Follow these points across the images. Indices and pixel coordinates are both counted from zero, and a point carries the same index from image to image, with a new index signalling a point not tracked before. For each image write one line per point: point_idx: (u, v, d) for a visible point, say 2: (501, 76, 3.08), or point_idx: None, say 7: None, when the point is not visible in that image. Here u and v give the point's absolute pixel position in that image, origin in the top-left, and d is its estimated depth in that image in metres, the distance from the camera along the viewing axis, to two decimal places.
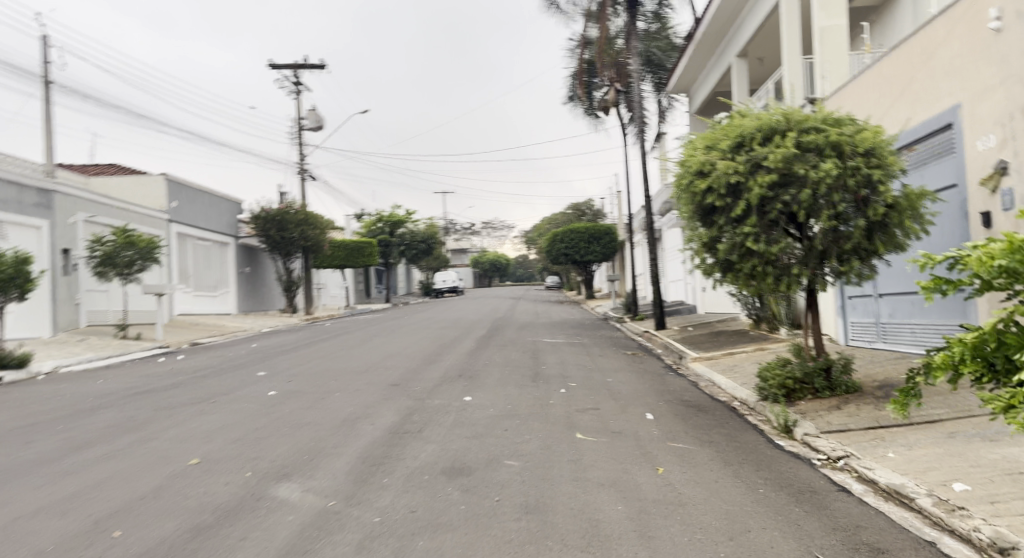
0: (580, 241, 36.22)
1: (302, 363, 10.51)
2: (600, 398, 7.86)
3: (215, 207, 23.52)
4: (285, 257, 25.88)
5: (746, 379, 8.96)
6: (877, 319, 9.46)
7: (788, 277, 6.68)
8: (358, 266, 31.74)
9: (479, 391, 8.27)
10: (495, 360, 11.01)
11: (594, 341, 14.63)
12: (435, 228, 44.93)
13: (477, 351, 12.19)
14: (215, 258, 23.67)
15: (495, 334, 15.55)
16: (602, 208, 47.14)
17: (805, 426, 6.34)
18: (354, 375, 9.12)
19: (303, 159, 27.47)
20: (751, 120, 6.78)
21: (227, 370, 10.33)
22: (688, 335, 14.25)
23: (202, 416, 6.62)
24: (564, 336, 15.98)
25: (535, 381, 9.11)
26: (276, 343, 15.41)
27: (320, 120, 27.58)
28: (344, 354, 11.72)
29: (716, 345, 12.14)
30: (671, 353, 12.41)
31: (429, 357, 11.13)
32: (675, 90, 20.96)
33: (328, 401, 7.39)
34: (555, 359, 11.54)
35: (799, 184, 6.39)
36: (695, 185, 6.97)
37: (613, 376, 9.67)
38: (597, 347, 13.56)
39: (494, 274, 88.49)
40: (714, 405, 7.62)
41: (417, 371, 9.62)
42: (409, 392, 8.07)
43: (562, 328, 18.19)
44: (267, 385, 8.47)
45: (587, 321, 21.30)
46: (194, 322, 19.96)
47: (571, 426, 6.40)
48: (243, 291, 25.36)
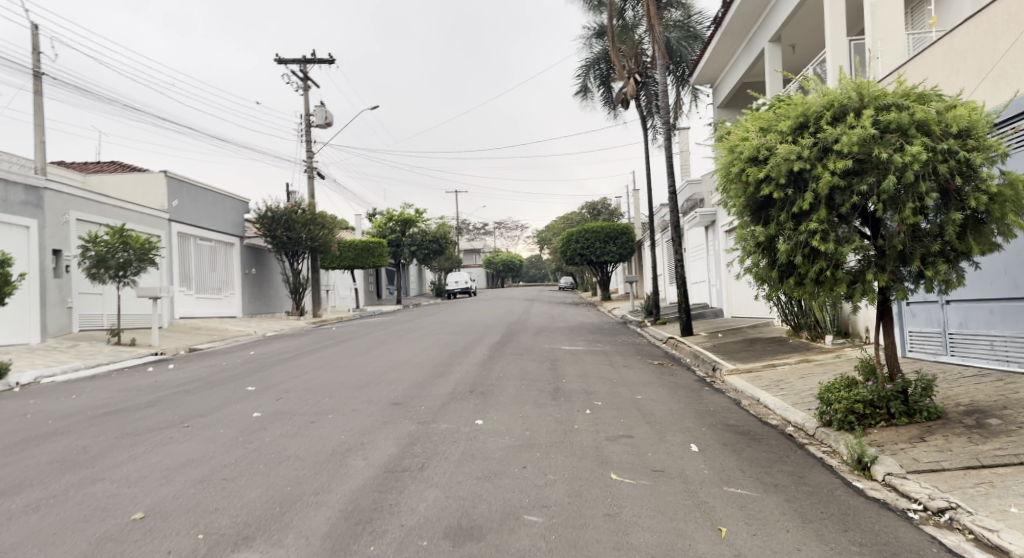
0: (596, 241, 35.10)
1: (297, 375, 9.52)
2: (632, 422, 6.78)
3: (219, 206, 22.71)
4: (291, 258, 25.10)
5: (797, 397, 7.87)
6: (943, 328, 8.32)
7: (862, 284, 5.60)
8: (367, 266, 30.83)
9: (492, 412, 7.22)
10: (510, 372, 9.96)
11: (617, 349, 13.51)
12: (447, 228, 43.97)
13: (491, 361, 11.13)
14: (219, 259, 22.86)
15: (510, 341, 14.48)
16: (618, 207, 45.96)
17: (886, 463, 5.23)
18: (352, 392, 8.10)
19: (310, 157, 26.61)
20: (816, 97, 5.75)
21: (215, 382, 9.36)
22: (718, 342, 13.15)
23: (168, 446, 5.64)
24: (584, 343, 14.91)
25: (556, 399, 8.07)
26: (276, 349, 14.45)
27: (329, 116, 26.69)
28: (345, 364, 10.73)
29: (754, 355, 11.00)
30: (703, 363, 11.33)
31: (437, 368, 10.10)
32: (700, 80, 19.82)
33: (319, 425, 6.39)
34: (576, 369, 10.46)
35: (877, 171, 5.32)
36: (748, 174, 5.95)
37: (643, 393, 8.58)
38: (621, 355, 12.46)
39: (507, 275, 87.47)
40: (767, 432, 6.55)
41: (423, 386, 8.60)
42: (413, 413, 7.05)
43: (581, 333, 17.08)
44: (254, 403, 7.49)
45: (606, 325, 20.18)
46: (195, 327, 19.14)
47: (603, 462, 5.35)
48: (248, 293, 24.54)
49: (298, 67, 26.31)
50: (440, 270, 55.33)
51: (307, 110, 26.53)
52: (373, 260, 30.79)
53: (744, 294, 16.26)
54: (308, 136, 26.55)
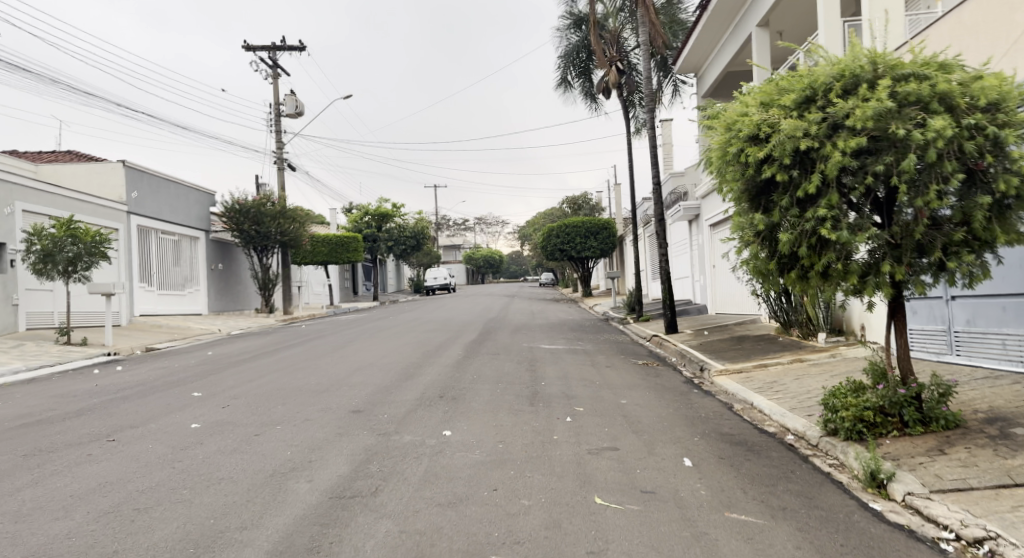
0: (577, 236, 34.52)
1: (253, 379, 8.72)
2: (617, 431, 6.11)
3: (183, 198, 21.69)
4: (261, 253, 24.17)
5: (794, 401, 7.28)
6: (948, 327, 7.78)
7: (876, 278, 4.96)
8: (342, 262, 29.92)
9: (463, 420, 6.51)
10: (485, 374, 9.24)
11: (599, 348, 12.86)
12: (424, 223, 43.10)
13: (466, 362, 10.41)
14: (183, 254, 21.86)
15: (487, 339, 13.77)
16: (598, 202, 45.44)
17: (906, 481, 4.61)
18: (310, 398, 7.34)
19: (281, 148, 25.64)
20: (824, 66, 5.10)
21: (160, 387, 8.52)
22: (704, 340, 12.58)
23: (81, 465, 4.87)
24: (564, 340, 14.28)
25: (534, 404, 7.40)
26: (239, 349, 13.59)
27: (299, 105, 25.71)
28: (307, 365, 9.95)
29: (743, 355, 10.40)
30: (690, 363, 10.73)
31: (407, 370, 9.36)
32: (683, 70, 19.23)
33: (265, 438, 5.64)
34: (556, 371, 9.78)
35: (896, 150, 4.68)
36: (748, 154, 5.29)
37: (628, 397, 7.93)
38: (603, 355, 11.80)
39: (487, 271, 86.77)
40: (766, 443, 5.92)
41: (389, 391, 7.87)
42: (374, 423, 6.32)
43: (561, 330, 16.41)
44: (197, 412, 6.70)
45: (587, 322, 19.57)
46: (156, 325, 18.17)
47: (586, 481, 4.68)
48: (215, 289, 23.56)
49: (267, 54, 25.31)
50: (418, 266, 54.41)
51: (277, 99, 25.55)
52: (347, 255, 29.88)
53: (729, 289, 15.73)
54: (278, 126, 25.57)
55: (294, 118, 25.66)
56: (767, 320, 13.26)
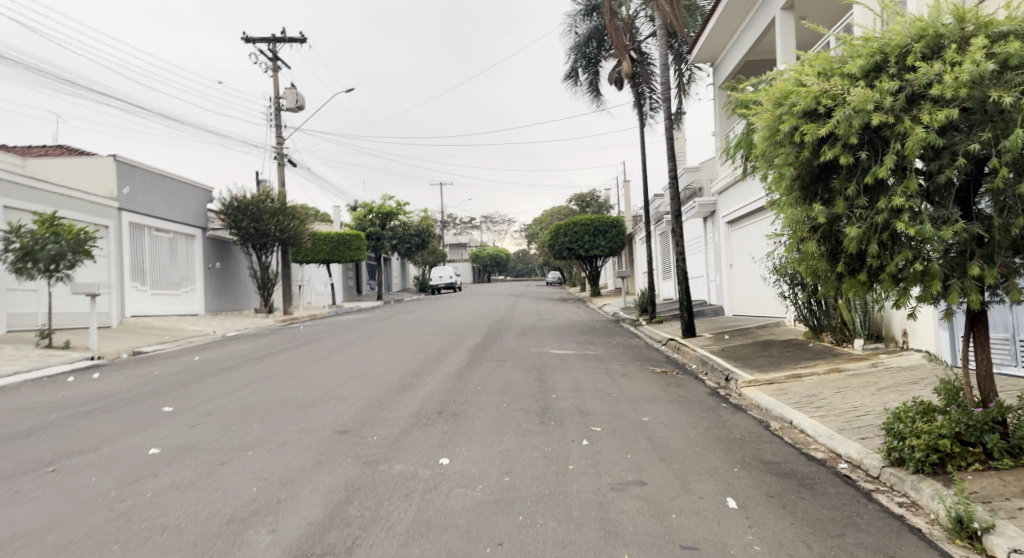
0: (585, 235, 33.63)
1: (234, 391, 7.93)
2: (643, 461, 5.22)
3: (179, 195, 20.96)
4: (260, 251, 23.41)
5: (841, 420, 6.40)
6: (1012, 335, 6.90)
7: (962, 281, 4.07)
8: (344, 260, 29.13)
9: (464, 444, 5.67)
10: (490, 385, 8.38)
11: (612, 353, 11.97)
12: (430, 221, 42.30)
13: (470, 370, 9.56)
14: (179, 252, 21.15)
15: (493, 343, 12.91)
16: (607, 200, 44.51)
17: (1008, 534, 3.70)
18: (292, 416, 6.52)
19: (281, 143, 24.88)
20: (900, 25, 4.24)
21: (131, 400, 7.71)
22: (727, 345, 11.70)
23: (3, 507, 4.05)
24: (574, 344, 13.41)
25: (545, 422, 6.54)
26: (230, 353, 12.82)
27: (300, 99, 24.94)
28: (298, 374, 9.15)
29: (772, 363, 9.49)
30: (713, 371, 9.85)
31: (404, 381, 8.52)
32: (699, 59, 18.31)
33: (230, 470, 4.80)
34: (568, 381, 8.92)
35: (993, 125, 3.81)
36: (804, 132, 4.47)
37: (650, 413, 7.05)
38: (617, 362, 10.92)
39: (493, 270, 85.98)
40: (818, 475, 5.04)
41: (382, 406, 7.03)
42: (361, 448, 5.48)
43: (571, 334, 15.53)
44: (163, 433, 5.90)
45: (598, 324, 18.71)
46: (147, 327, 17.42)
47: (610, 532, 3.81)
48: (213, 289, 22.82)
49: (267, 46, 24.54)
50: (424, 265, 53.65)
51: (277, 92, 24.79)
52: (350, 254, 29.11)
53: (751, 290, 14.83)
54: (278, 121, 24.80)
55: (295, 112, 24.90)
56: (793, 323, 12.36)
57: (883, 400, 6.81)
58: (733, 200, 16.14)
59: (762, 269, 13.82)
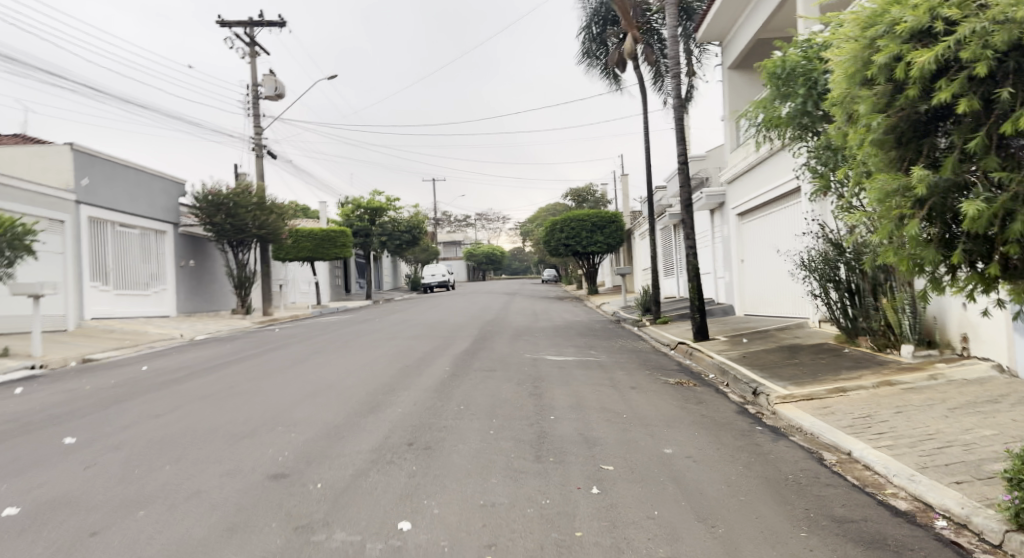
0: (582, 230, 32.31)
1: (166, 413, 6.52)
2: (673, 522, 3.83)
3: (146, 187, 19.48)
4: (237, 248, 21.97)
5: (917, 454, 5.03)
6: None
7: None
8: (329, 258, 27.70)
9: (435, 494, 4.28)
10: (476, 403, 6.98)
11: (616, 360, 10.60)
12: (421, 218, 40.91)
13: (454, 383, 8.16)
14: (147, 248, 19.69)
15: (483, 349, 11.51)
16: (604, 195, 43.18)
17: None
18: (220, 452, 5.11)
19: (259, 134, 23.45)
20: None
21: (35, 425, 6.28)
22: (747, 350, 10.35)
23: None
24: (574, 349, 12.03)
25: (542, 456, 5.16)
26: (188, 360, 11.40)
27: (279, 87, 23.48)
28: (251, 390, 7.75)
29: (806, 374, 8.12)
30: (737, 382, 8.48)
31: (374, 399, 7.12)
32: (707, 38, 16.92)
33: (98, 547, 3.39)
34: (569, 396, 7.53)
35: None
36: (910, 61, 3.15)
37: (672, 442, 5.66)
38: (624, 371, 9.54)
39: (488, 268, 84.59)
40: (917, 542, 3.67)
41: (340, 435, 5.63)
42: (296, 503, 4.08)
43: (569, 336, 14.14)
44: (41, 479, 4.48)
45: (599, 325, 17.33)
46: (108, 330, 15.96)
47: None
48: (185, 288, 21.37)
49: (243, 30, 23.07)
50: (415, 263, 52.28)
51: (255, 80, 23.36)
52: (335, 251, 27.67)
53: (771, 288, 13.51)
54: (256, 110, 23.36)
55: (274, 101, 23.45)
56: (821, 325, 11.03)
57: (964, 425, 5.44)
58: (750, 189, 14.83)
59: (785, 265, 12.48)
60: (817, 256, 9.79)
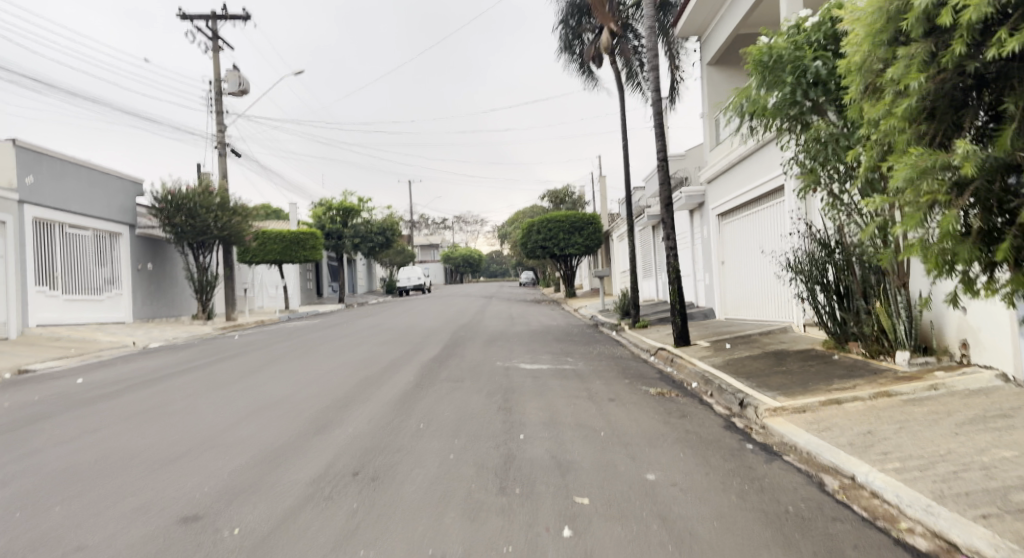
0: (560, 232, 31.76)
1: (81, 435, 5.70)
2: None
3: (100, 186, 18.42)
4: (198, 250, 20.97)
5: (932, 479, 4.43)
6: None
7: None
8: (298, 261, 26.74)
9: (375, 540, 3.57)
10: (438, 420, 6.26)
11: (593, 368, 9.95)
12: (395, 219, 40.05)
13: (416, 396, 7.42)
14: (101, 251, 18.62)
15: (452, 356, 10.78)
16: (581, 196, 42.69)
17: None
18: (126, 486, 4.32)
19: (222, 131, 22.50)
20: None
21: None
22: (731, 357, 9.78)
23: None
24: (549, 355, 11.36)
25: (507, 485, 4.48)
26: (133, 369, 10.50)
27: (244, 83, 22.55)
28: (188, 406, 6.94)
29: (796, 384, 7.53)
30: (724, 392, 7.87)
31: (324, 416, 6.36)
32: (686, 33, 16.41)
33: None
34: (542, 411, 6.85)
35: None
36: (959, 10, 2.61)
37: (655, 465, 5.00)
38: (601, 380, 8.89)
39: (466, 271, 83.74)
40: None
41: (274, 462, 4.87)
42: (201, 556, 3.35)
43: (544, 342, 13.46)
44: None
45: (576, 329, 16.70)
46: (53, 337, 14.93)
47: None
48: (143, 293, 20.31)
49: (206, 24, 22.10)
50: (390, 266, 51.34)
51: (218, 75, 22.42)
52: (304, 253, 26.74)
53: (756, 291, 13.00)
54: (218, 107, 22.40)
55: (238, 97, 22.51)
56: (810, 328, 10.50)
57: (978, 445, 4.86)
58: (732, 187, 14.31)
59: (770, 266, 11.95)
60: (804, 257, 9.26)
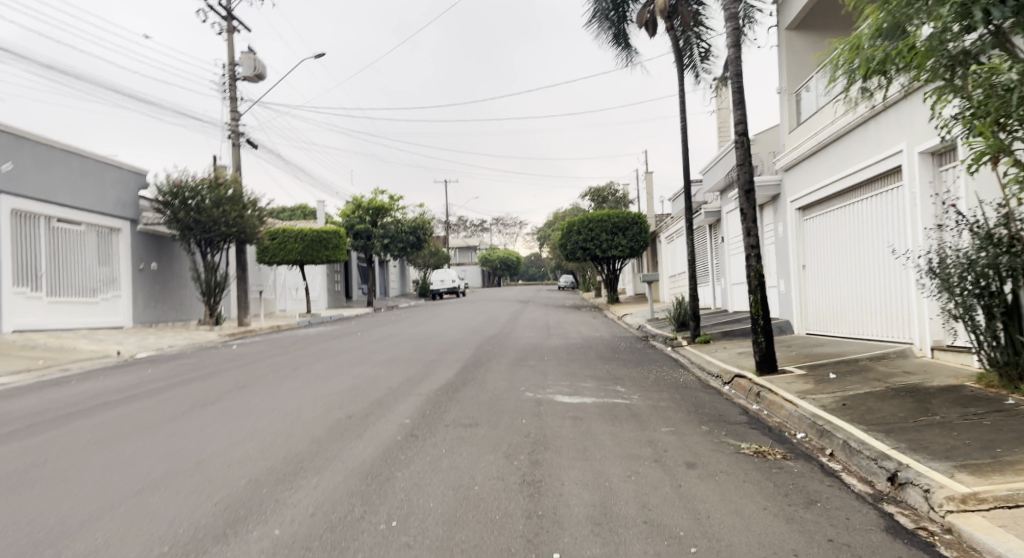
0: (602, 232, 29.28)
1: None
2: None
3: (94, 177, 16.72)
4: (206, 248, 19.20)
5: None
6: None
7: None
8: (319, 262, 24.86)
9: None
10: (421, 513, 3.91)
11: (653, 405, 7.48)
12: (428, 219, 37.99)
13: (404, 456, 5.10)
14: (95, 249, 16.93)
15: (470, 383, 8.42)
16: (625, 193, 39.92)
17: None
18: None
19: (236, 119, 20.73)
20: None
21: None
22: (845, 394, 7.19)
23: None
24: (595, 382, 8.90)
25: None
26: (72, 392, 8.42)
27: (259, 67, 20.74)
28: (69, 467, 4.74)
29: (978, 451, 4.93)
30: (857, 455, 5.35)
31: (248, 501, 4.08)
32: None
33: None
34: (587, 489, 4.44)
35: None
36: None
37: None
38: (667, 427, 6.41)
39: (505, 274, 81.50)
40: None
41: None
42: None
43: (587, 361, 11.02)
44: None
45: (623, 344, 14.18)
46: (27, 345, 13.14)
47: None
48: (144, 295, 18.56)
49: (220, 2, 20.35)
50: (424, 267, 49.44)
51: (232, 59, 20.67)
52: (326, 254, 24.83)
53: (867, 301, 10.29)
54: (232, 92, 20.67)
55: (252, 83, 20.73)
56: (959, 354, 7.79)
57: None
58: (822, 172, 11.72)
59: (896, 270, 9.29)
60: (953, 258, 6.71)
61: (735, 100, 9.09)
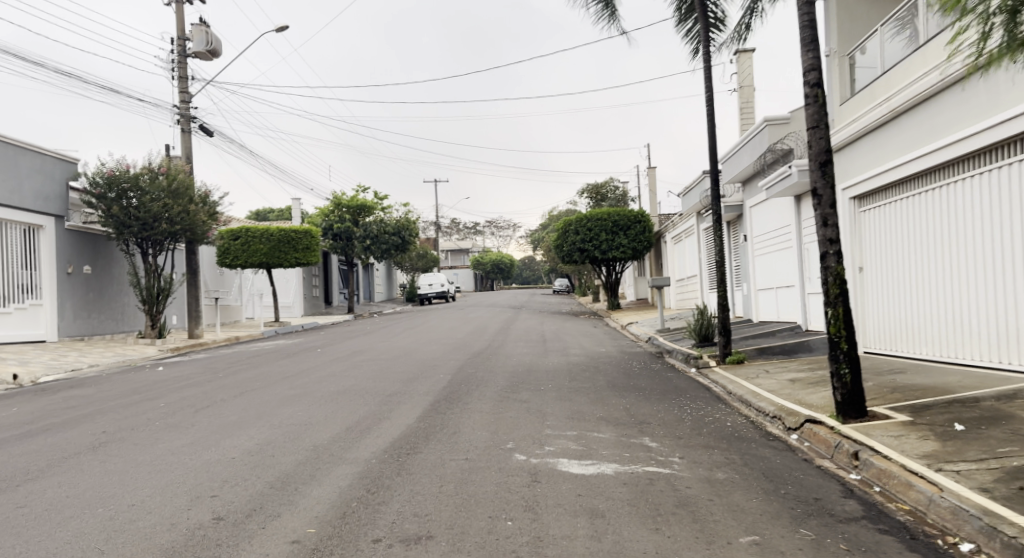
0: (602, 232, 26.80)
1: None
2: None
3: (4, 163, 14.12)
4: (148, 248, 16.60)
5: None
6: None
7: None
8: (289, 264, 22.30)
9: None
10: None
11: (708, 478, 4.93)
12: (413, 218, 35.38)
13: None
14: (9, 248, 14.30)
15: (436, 438, 5.83)
16: (626, 191, 37.44)
17: None
18: None
19: (186, 101, 18.15)
20: None
21: None
22: (1006, 463, 4.66)
23: None
24: (613, 431, 6.34)
25: None
26: None
27: (213, 41, 18.18)
28: None
29: None
30: None
31: None
32: None
33: None
34: None
35: None
36: None
37: None
38: (747, 533, 3.87)
39: (497, 277, 78.88)
40: None
41: None
42: None
43: (595, 393, 8.46)
44: None
45: (636, 363, 11.66)
46: None
47: None
48: (73, 304, 15.95)
49: None
50: (412, 271, 46.86)
51: (182, 32, 18.10)
52: (296, 255, 22.30)
53: (970, 315, 7.82)
54: (182, 70, 18.10)
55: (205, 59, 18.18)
56: None
57: None
58: (894, 149, 9.25)
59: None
60: None
61: (805, 38, 6.63)
